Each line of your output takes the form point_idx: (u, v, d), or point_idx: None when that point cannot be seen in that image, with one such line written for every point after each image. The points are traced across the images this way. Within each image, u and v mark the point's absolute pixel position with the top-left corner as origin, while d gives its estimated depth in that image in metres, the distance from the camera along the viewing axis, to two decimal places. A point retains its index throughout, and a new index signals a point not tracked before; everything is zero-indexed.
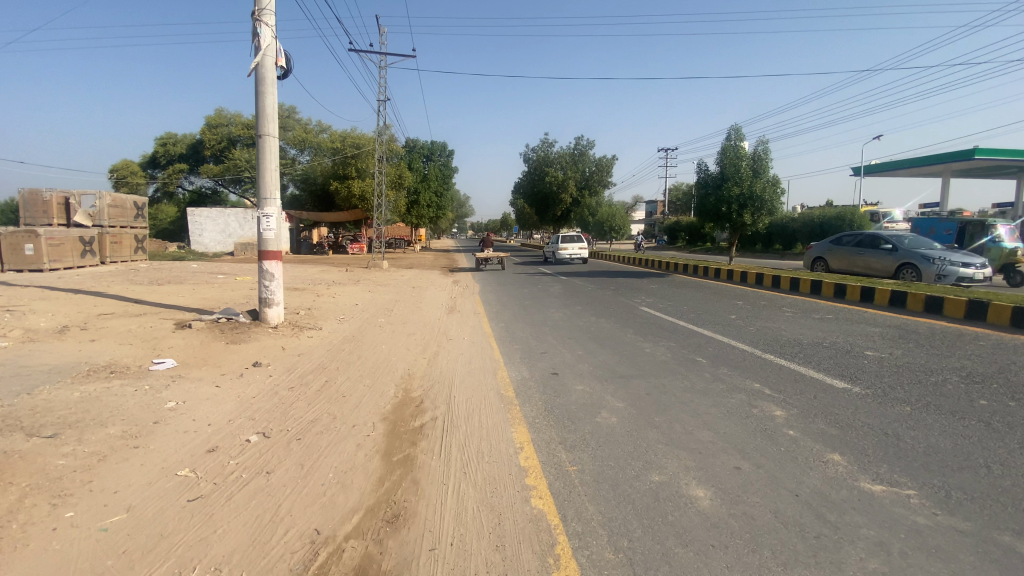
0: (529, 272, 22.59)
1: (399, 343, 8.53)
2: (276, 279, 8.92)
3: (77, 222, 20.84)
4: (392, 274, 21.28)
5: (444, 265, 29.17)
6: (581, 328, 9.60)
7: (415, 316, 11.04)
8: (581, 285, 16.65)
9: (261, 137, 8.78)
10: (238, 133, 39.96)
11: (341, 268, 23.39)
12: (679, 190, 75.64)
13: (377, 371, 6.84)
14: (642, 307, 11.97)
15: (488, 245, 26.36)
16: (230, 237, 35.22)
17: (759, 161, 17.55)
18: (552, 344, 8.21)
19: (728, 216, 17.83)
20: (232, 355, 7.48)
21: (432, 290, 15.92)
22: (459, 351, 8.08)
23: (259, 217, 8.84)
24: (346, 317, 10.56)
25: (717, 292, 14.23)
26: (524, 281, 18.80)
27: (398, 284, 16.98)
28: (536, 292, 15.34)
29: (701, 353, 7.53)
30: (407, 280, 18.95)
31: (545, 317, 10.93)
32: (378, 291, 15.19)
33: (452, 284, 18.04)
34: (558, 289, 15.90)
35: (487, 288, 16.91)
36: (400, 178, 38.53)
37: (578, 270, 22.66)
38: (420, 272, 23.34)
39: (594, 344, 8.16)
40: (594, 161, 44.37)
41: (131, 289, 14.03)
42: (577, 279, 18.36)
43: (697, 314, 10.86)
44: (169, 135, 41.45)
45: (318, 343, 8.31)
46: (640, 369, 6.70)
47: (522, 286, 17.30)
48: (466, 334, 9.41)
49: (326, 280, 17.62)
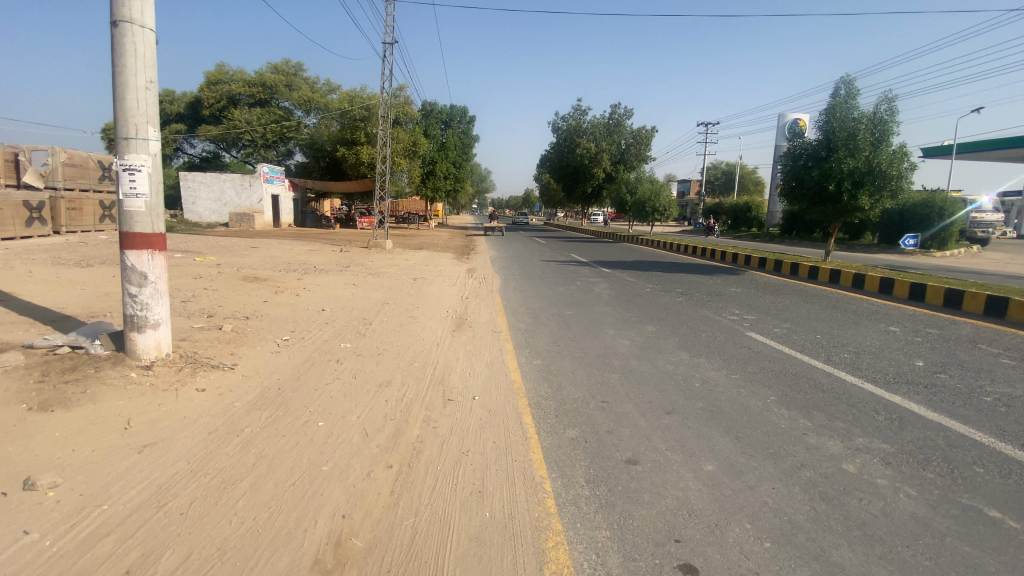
0: (561, 259, 18.50)
1: (358, 407, 4.64)
2: (152, 284, 5.10)
3: (27, 182, 17.66)
4: (395, 257, 17.42)
5: (459, 245, 25.21)
6: (677, 379, 5.60)
7: (402, 334, 7.16)
8: (633, 282, 12.57)
9: (118, 28, 4.92)
10: (239, 91, 35.88)
11: (336, 247, 19.63)
12: (718, 169, 69.57)
13: (272, 526, 3.01)
14: (747, 331, 7.86)
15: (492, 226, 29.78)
16: (225, 206, 31.15)
17: (883, 124, 13.09)
18: (641, 434, 4.24)
19: (835, 199, 13.49)
20: (11, 446, 3.75)
21: (439, 284, 12.01)
22: (463, 433, 4.22)
23: (119, 173, 5.02)
24: (293, 336, 6.74)
25: (838, 305, 9.99)
26: (556, 273, 14.80)
27: (396, 273, 13.11)
28: (578, 293, 11.31)
29: (983, 490, 3.48)
30: (411, 267, 15.05)
31: (604, 345, 6.96)
32: (366, 284, 11.30)
33: (466, 275, 14.12)
34: (603, 288, 11.84)
35: (510, 282, 12.98)
36: (415, 145, 34.46)
37: (620, 259, 18.45)
38: (429, 256, 19.37)
39: (725, 441, 4.17)
40: (632, 131, 39.43)
41: (36, 273, 10.44)
42: (626, 273, 14.29)
43: (853, 354, 6.69)
44: (166, 91, 37.49)
45: (206, 408, 4.51)
46: (895, 566, 2.73)
47: (554, 281, 13.26)
48: (480, 378, 5.53)
49: (307, 264, 13.84)
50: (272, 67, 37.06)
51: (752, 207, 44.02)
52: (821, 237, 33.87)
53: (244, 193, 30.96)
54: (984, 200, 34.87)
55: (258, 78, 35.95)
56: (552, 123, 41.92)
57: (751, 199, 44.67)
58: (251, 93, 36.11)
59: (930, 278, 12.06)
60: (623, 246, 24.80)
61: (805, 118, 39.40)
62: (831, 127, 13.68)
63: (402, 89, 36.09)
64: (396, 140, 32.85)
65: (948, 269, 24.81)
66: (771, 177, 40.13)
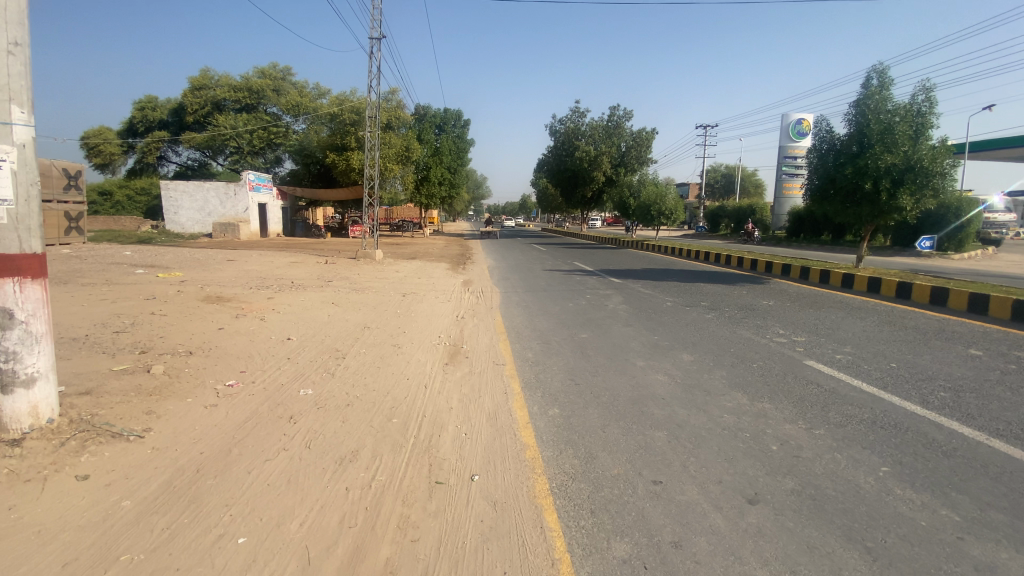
0: (565, 267, 17.03)
1: (304, 504, 3.20)
2: (21, 326, 3.64)
3: None
4: (384, 268, 15.93)
5: (455, 254, 23.74)
6: (742, 441, 4.16)
7: (382, 371, 5.69)
8: (648, 294, 11.14)
9: None
10: (224, 96, 34.41)
11: (321, 258, 18.16)
12: (717, 172, 68.28)
13: None
14: (804, 359, 6.43)
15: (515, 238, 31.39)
16: (208, 216, 29.64)
17: (924, 115, 11.79)
18: (725, 550, 2.81)
19: (873, 200, 12.13)
20: None
21: (430, 300, 10.54)
22: (456, 555, 2.78)
23: None
24: (241, 379, 5.29)
25: (894, 322, 8.58)
26: (560, 283, 13.31)
27: (382, 287, 11.63)
28: (590, 309, 9.85)
29: None
30: (401, 279, 13.57)
31: (635, 382, 5.51)
32: (347, 301, 9.85)
33: (462, 288, 12.65)
34: (617, 303, 10.41)
35: (511, 296, 11.56)
36: (408, 150, 33.07)
37: (629, 267, 17.01)
38: (422, 266, 17.87)
39: (855, 564, 2.74)
40: (631, 133, 38.16)
41: None
42: (638, 284, 12.86)
43: (953, 394, 5.27)
44: (149, 99, 35.91)
45: (82, 514, 3.08)
46: None
47: (559, 294, 11.79)
48: (480, 442, 4.09)
49: (284, 279, 12.36)
50: (259, 71, 35.65)
51: (756, 210, 42.73)
52: (831, 240, 32.54)
53: (228, 202, 29.44)
54: (996, 200, 33.73)
55: (244, 83, 34.52)
56: (549, 126, 40.62)
57: (754, 202, 43.37)
58: (237, 98, 34.64)
59: (985, 285, 10.69)
60: (629, 253, 23.36)
61: (809, 117, 38.29)
62: (863, 122, 12.38)
63: (393, 92, 34.74)
64: (387, 144, 31.43)
65: (972, 271, 23.49)
66: (775, 179, 38.94)
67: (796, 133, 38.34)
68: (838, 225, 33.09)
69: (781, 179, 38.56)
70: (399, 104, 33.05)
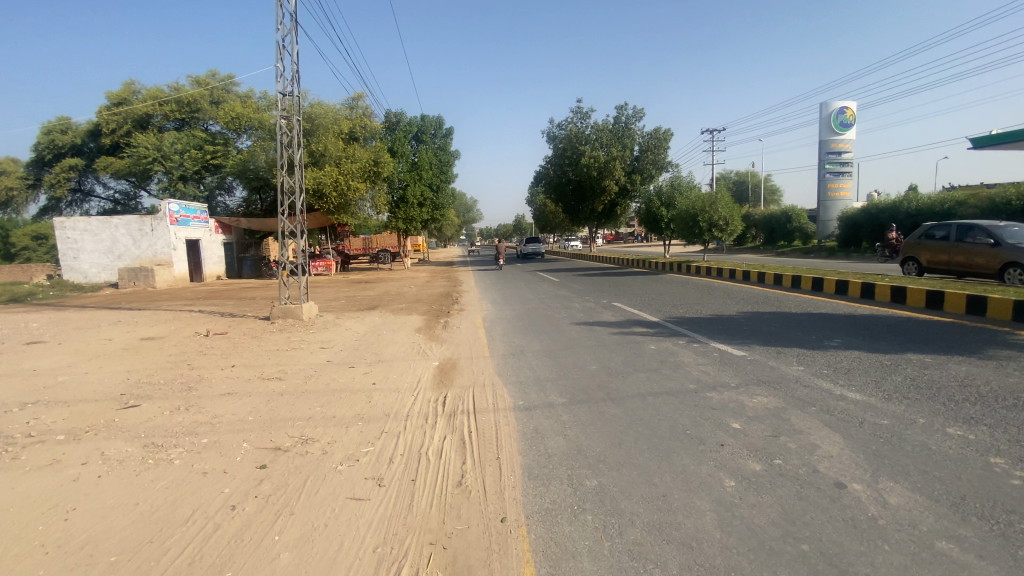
0: (609, 317, 10.35)
1: None
2: None
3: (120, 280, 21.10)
4: (303, 338, 9.20)
5: (436, 295, 16.96)
6: None
7: None
8: (888, 422, 4.47)
9: None
10: (145, 109, 27.35)
11: (213, 320, 11.31)
12: (727, 179, 62.49)
13: None
14: None
15: (592, 240, 40.16)
16: (118, 260, 22.69)
17: None
18: None
19: None
20: None
21: (332, 482, 3.78)
22: None
23: None
24: None
25: None
26: (633, 364, 6.64)
27: (236, 427, 4.85)
28: (814, 514, 3.15)
29: None
30: (314, 371, 6.85)
31: None
32: (41, 547, 3.11)
33: (437, 392, 5.94)
34: (852, 466, 3.73)
35: (543, 421, 4.88)
36: (378, 165, 26.58)
37: (715, 311, 10.34)
38: (378, 323, 11.13)
39: None
40: (645, 134, 31.90)
41: None
42: (798, 367, 6.22)
43: None
44: (61, 121, 29.31)
45: None
46: None
47: (652, 408, 5.06)
48: None
49: (27, 407, 5.45)
50: (193, 81, 28.85)
51: (792, 217, 36.24)
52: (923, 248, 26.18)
53: (143, 240, 22.50)
54: None
55: (173, 93, 27.63)
56: (545, 133, 34.29)
57: (789, 207, 36.83)
58: (164, 112, 27.59)
59: None
60: (679, 281, 16.62)
61: (853, 105, 32.30)
62: None
63: (358, 98, 28.25)
64: (352, 159, 25.12)
65: None
66: (817, 179, 32.56)
67: (839, 124, 32.14)
68: (913, 226, 26.56)
69: (825, 178, 32.24)
70: (365, 109, 26.73)
